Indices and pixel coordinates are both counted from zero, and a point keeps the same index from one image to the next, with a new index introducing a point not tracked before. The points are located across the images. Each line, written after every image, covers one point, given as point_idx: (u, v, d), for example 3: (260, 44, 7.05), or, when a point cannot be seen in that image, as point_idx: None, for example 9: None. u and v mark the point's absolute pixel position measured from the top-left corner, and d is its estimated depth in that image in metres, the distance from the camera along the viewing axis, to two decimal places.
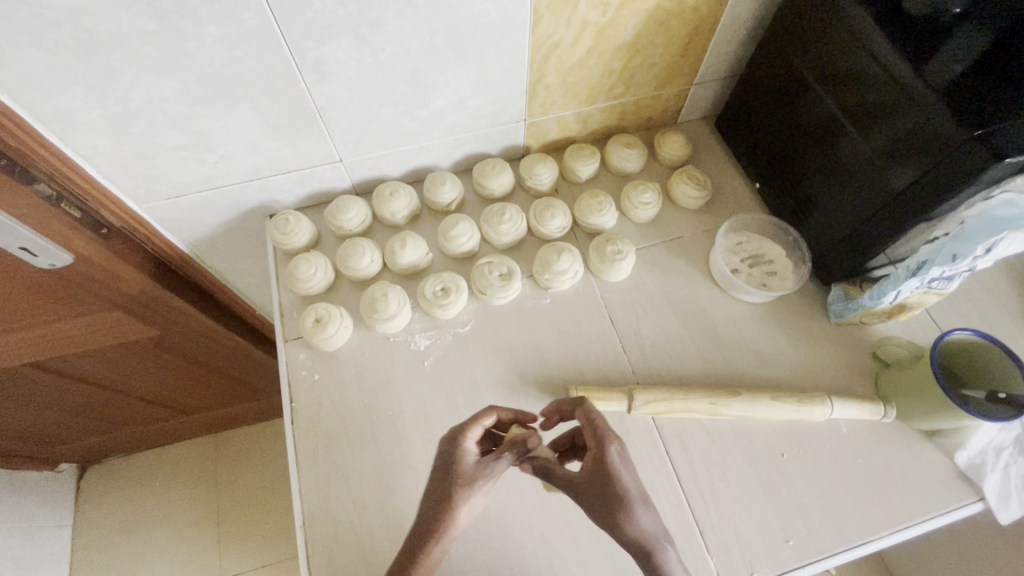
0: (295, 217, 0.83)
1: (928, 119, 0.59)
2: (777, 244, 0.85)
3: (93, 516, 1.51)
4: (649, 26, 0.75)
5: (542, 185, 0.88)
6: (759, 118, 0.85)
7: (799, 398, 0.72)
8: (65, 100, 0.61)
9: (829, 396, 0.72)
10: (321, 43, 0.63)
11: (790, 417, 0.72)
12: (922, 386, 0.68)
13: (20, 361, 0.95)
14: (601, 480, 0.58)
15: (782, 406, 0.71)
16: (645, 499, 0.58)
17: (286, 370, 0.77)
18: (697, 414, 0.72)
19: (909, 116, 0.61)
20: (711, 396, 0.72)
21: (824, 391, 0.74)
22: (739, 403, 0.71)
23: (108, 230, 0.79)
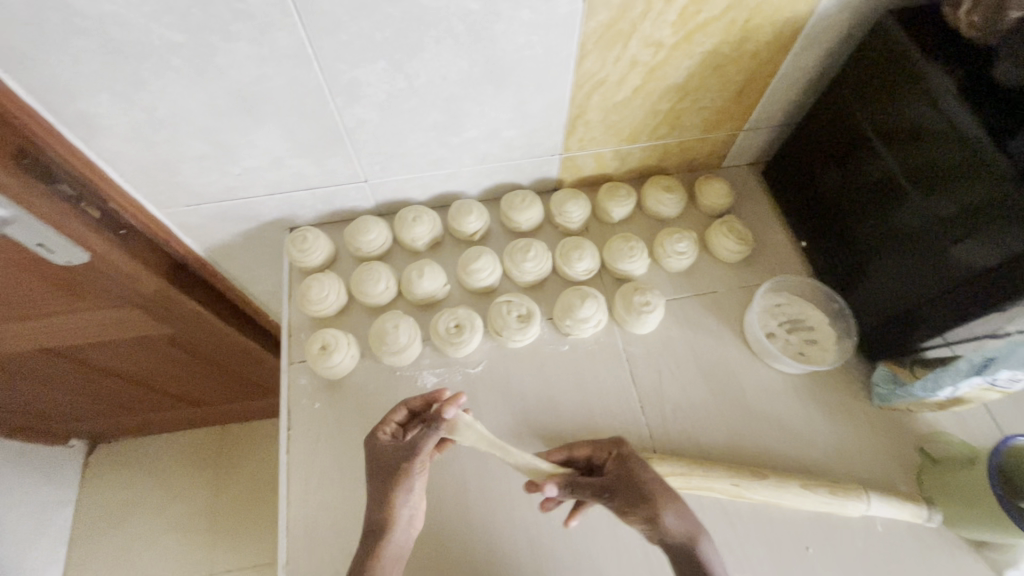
0: (314, 234, 0.80)
1: (1008, 201, 0.52)
2: (820, 311, 0.78)
3: (92, 497, 1.51)
4: (703, 70, 0.70)
5: (571, 223, 0.83)
6: (813, 172, 0.79)
7: (832, 488, 0.66)
8: (90, 106, 0.60)
9: (866, 490, 0.66)
10: (354, 66, 0.60)
11: (820, 509, 0.65)
12: (975, 493, 0.61)
13: (31, 346, 0.95)
14: (625, 478, 0.61)
15: (812, 496, 0.65)
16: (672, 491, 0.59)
17: (287, 394, 0.74)
18: (718, 494, 0.66)
19: (986, 194, 0.54)
20: (733, 475, 0.66)
21: (860, 484, 0.68)
22: (765, 488, 0.65)
23: (127, 230, 0.77)
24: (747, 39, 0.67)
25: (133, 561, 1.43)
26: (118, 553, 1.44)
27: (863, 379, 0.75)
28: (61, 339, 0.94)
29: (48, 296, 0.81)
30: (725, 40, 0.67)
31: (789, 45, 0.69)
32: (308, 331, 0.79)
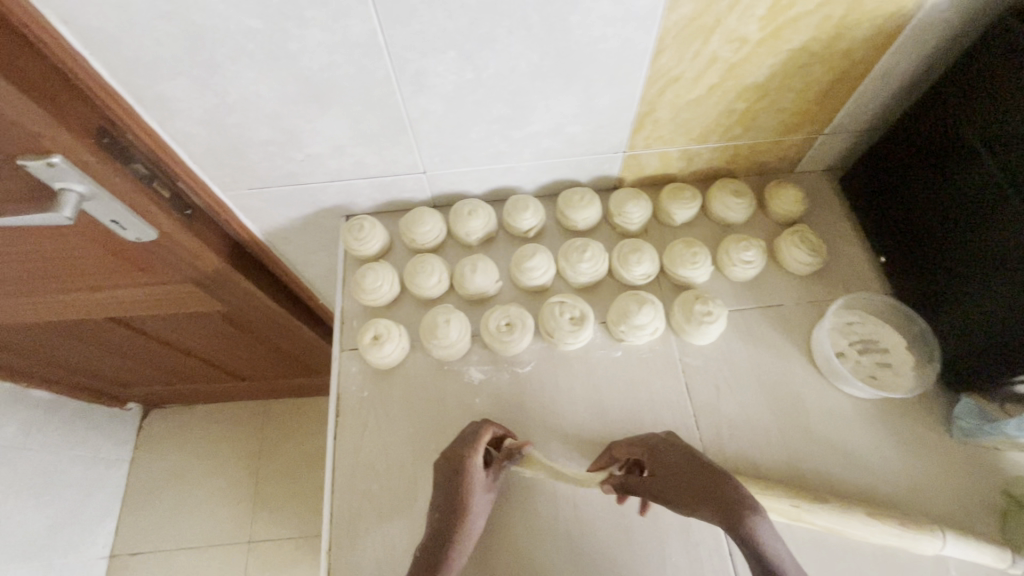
0: (370, 223, 0.81)
1: None
2: (898, 333, 0.72)
3: (146, 459, 1.59)
4: (787, 68, 0.66)
5: (631, 224, 0.80)
6: (898, 181, 0.73)
7: (904, 521, 0.61)
8: (167, 89, 0.61)
9: (943, 526, 0.60)
10: (424, 56, 0.59)
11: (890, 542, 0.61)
12: None
13: (100, 314, 1.00)
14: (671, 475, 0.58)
15: (882, 527, 0.61)
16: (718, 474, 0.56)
17: (338, 381, 0.75)
18: (778, 515, 0.62)
19: None
20: (793, 495, 0.62)
21: (936, 521, 0.63)
22: (830, 513, 0.61)
23: (193, 211, 0.79)
24: (841, 36, 0.62)
25: (180, 522, 1.50)
26: (168, 513, 1.52)
27: (943, 410, 0.69)
28: (126, 310, 0.99)
29: (117, 269, 0.85)
30: (816, 37, 0.62)
31: (886, 44, 0.64)
32: (359, 319, 0.80)
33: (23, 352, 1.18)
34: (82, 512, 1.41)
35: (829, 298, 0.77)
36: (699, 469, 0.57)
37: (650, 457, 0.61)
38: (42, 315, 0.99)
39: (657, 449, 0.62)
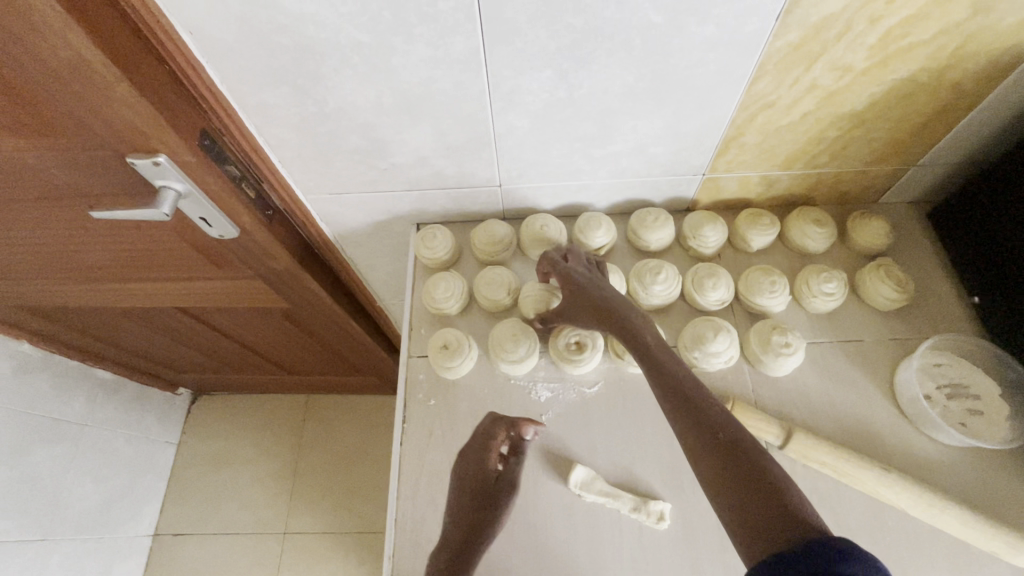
0: (443, 232, 0.82)
1: None
2: (992, 379, 0.68)
3: (192, 443, 1.64)
4: (889, 98, 0.64)
5: (705, 248, 0.79)
6: (994, 218, 0.69)
7: (1003, 528, 0.59)
8: (272, 96, 0.63)
9: None
10: (520, 73, 0.60)
11: (985, 541, 0.59)
12: None
13: (172, 304, 1.04)
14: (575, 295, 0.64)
15: (975, 526, 0.60)
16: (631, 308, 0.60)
17: (404, 387, 0.76)
18: (862, 483, 0.63)
19: None
20: (877, 482, 0.63)
21: None
22: (919, 503, 0.61)
23: (273, 212, 0.81)
24: (952, 68, 0.60)
25: (223, 508, 1.54)
26: (211, 497, 1.56)
27: None
28: (197, 301, 1.03)
29: (195, 263, 0.88)
30: (926, 67, 0.60)
31: (999, 77, 0.61)
32: (427, 327, 0.81)
33: (95, 334, 1.24)
34: (131, 491, 1.47)
35: (914, 337, 0.73)
36: (609, 291, 0.62)
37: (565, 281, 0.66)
38: (120, 301, 1.04)
39: (647, 337, 0.56)
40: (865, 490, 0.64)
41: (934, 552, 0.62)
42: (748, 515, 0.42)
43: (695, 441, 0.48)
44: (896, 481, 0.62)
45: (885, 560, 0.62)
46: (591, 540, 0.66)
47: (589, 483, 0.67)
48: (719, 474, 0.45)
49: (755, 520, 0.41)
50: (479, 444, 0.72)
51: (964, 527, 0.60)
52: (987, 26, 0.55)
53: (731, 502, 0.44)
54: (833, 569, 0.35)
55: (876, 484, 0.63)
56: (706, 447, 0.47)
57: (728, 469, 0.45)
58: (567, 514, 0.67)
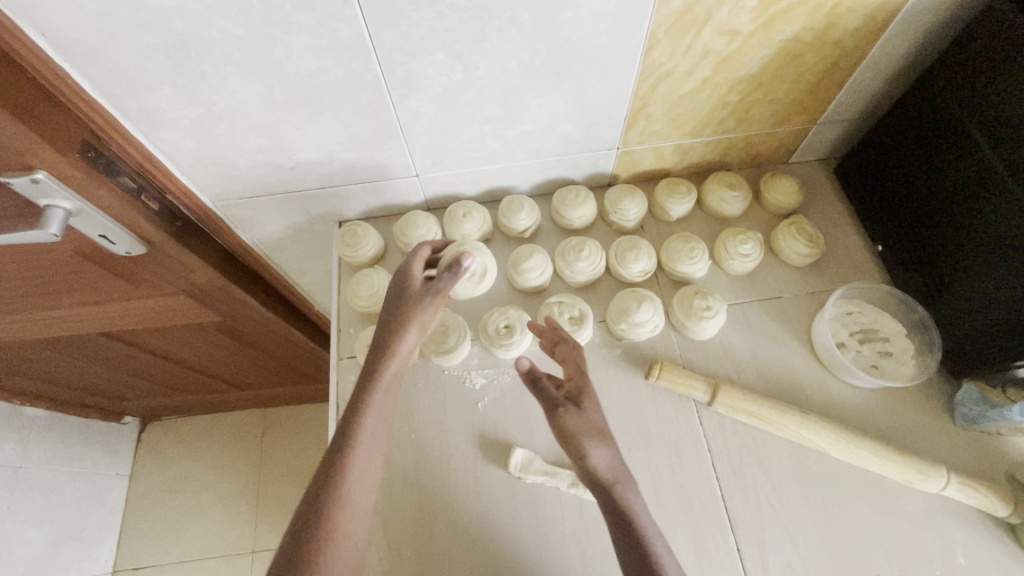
0: (363, 229, 0.80)
1: None
2: (897, 320, 0.72)
3: (148, 470, 1.55)
4: (780, 59, 0.65)
5: (627, 221, 0.80)
6: (892, 167, 0.73)
7: (912, 462, 0.63)
8: (152, 100, 0.60)
9: (946, 468, 0.62)
10: (413, 57, 0.58)
11: (896, 474, 0.63)
12: None
13: (96, 328, 0.96)
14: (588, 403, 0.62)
15: (886, 461, 0.63)
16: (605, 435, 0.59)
17: (337, 390, 0.74)
18: (784, 433, 0.66)
19: None
20: (796, 430, 0.66)
21: (941, 463, 0.64)
22: (835, 444, 0.64)
23: (183, 223, 0.77)
24: (833, 25, 0.62)
25: (185, 533, 1.47)
26: (170, 523, 1.48)
27: (946, 398, 0.69)
28: (121, 322, 0.96)
29: (107, 283, 0.82)
30: (808, 26, 0.62)
31: (878, 32, 0.64)
32: (356, 326, 0.79)
33: (27, 373, 1.16)
34: (82, 529, 1.37)
35: (827, 288, 0.77)
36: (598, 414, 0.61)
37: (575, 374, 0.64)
38: (36, 331, 0.96)
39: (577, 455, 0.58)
40: (788, 439, 0.67)
41: (854, 490, 0.65)
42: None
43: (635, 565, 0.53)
44: (814, 425, 0.65)
45: (809, 503, 0.65)
46: (533, 521, 0.66)
47: (528, 465, 0.68)
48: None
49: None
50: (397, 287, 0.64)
51: (877, 463, 0.63)
52: None
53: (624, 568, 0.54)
54: None
55: (795, 431, 0.66)
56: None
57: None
58: (509, 497, 0.67)
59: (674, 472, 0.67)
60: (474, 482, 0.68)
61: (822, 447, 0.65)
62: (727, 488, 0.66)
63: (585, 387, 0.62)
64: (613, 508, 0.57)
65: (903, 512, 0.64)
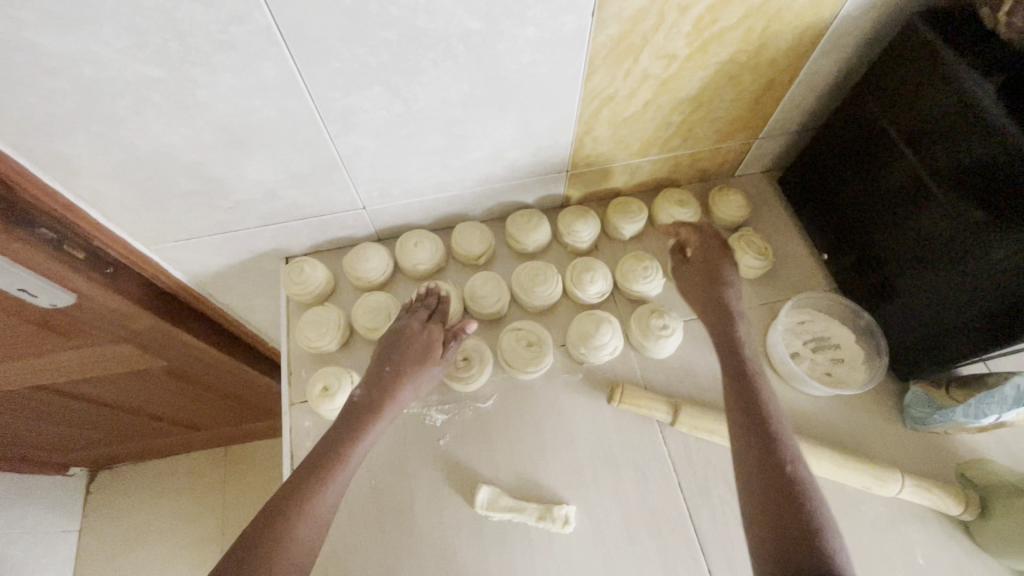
0: (311, 265, 0.77)
1: None
2: (847, 328, 0.74)
3: (97, 525, 1.42)
4: (718, 79, 0.67)
5: (581, 243, 0.79)
6: (832, 180, 0.75)
7: (871, 468, 0.64)
8: (65, 146, 0.56)
9: (901, 473, 0.64)
10: (348, 93, 0.56)
11: (858, 483, 0.64)
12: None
13: (22, 386, 0.87)
14: (715, 254, 0.73)
15: (847, 470, 0.64)
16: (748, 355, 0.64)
17: (290, 438, 0.71)
18: None
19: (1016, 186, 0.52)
20: None
21: (896, 467, 0.66)
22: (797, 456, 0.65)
23: (113, 267, 0.72)
24: (764, 47, 0.64)
25: None
26: None
27: (895, 401, 0.71)
28: (52, 377, 0.87)
29: (31, 338, 0.74)
30: (740, 49, 0.63)
31: (807, 52, 0.66)
32: (309, 368, 0.75)
33: None
34: None
35: (780, 298, 0.78)
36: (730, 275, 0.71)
37: (709, 248, 0.73)
38: None
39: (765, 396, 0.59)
40: None
41: None
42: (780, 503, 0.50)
43: (769, 482, 0.52)
44: None
45: None
46: (504, 561, 0.64)
47: (493, 502, 0.65)
48: (782, 566, 0.46)
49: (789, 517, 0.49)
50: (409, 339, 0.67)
51: (838, 472, 0.64)
52: (784, 7, 0.59)
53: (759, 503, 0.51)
54: None
55: None
56: (790, 537, 0.47)
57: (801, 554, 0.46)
58: (476, 538, 0.65)
59: (642, 497, 0.66)
60: (440, 524, 0.66)
61: None
62: (695, 509, 0.66)
63: (698, 231, 0.74)
64: (765, 434, 0.55)
65: (865, 518, 0.65)
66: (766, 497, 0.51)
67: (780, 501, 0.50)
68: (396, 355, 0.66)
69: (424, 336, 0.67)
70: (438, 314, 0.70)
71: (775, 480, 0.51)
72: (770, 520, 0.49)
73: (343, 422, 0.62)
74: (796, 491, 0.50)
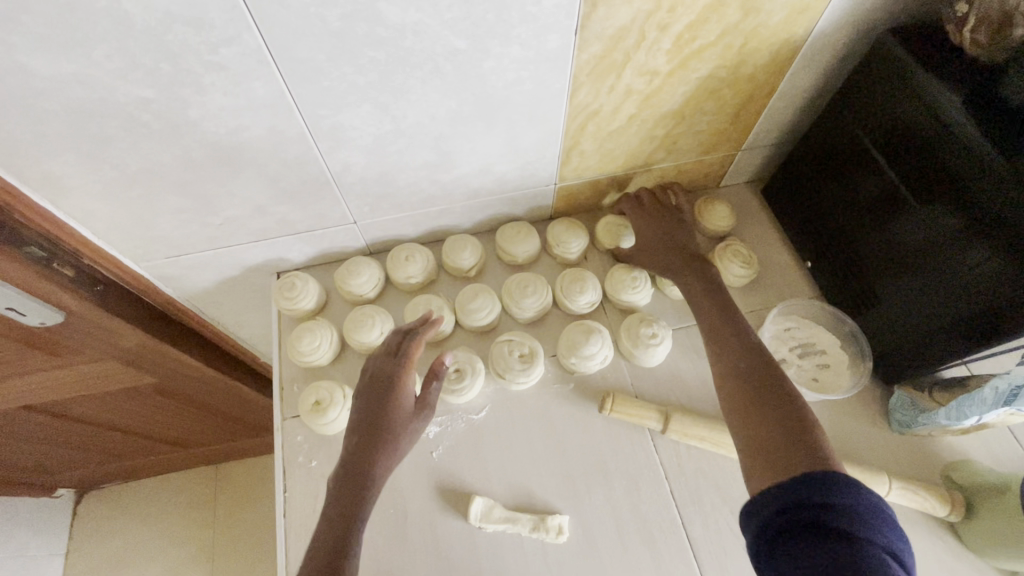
0: (302, 279, 0.77)
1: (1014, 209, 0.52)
2: (830, 333, 0.76)
3: (85, 548, 1.39)
4: (699, 94, 0.69)
5: (570, 254, 0.81)
6: (814, 190, 0.78)
7: (858, 472, 0.65)
8: (55, 166, 0.56)
9: (888, 476, 0.65)
10: (337, 111, 0.57)
11: None
12: (1009, 538, 0.59)
13: (9, 407, 0.86)
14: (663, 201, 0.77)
15: None
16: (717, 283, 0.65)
17: (282, 453, 0.71)
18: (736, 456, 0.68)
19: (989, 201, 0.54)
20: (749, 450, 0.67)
21: (883, 470, 0.67)
22: None
23: (104, 285, 0.73)
24: (743, 63, 0.66)
25: None
26: None
27: (881, 404, 0.72)
28: (39, 396, 0.86)
29: (19, 357, 0.74)
30: (720, 65, 0.65)
31: (784, 67, 0.68)
32: (301, 383, 0.75)
33: None
34: None
35: (766, 306, 0.80)
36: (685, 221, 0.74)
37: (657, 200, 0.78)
38: None
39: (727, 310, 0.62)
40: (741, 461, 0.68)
41: None
42: (772, 407, 0.51)
43: (752, 389, 0.53)
44: None
45: None
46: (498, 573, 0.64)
47: (487, 513, 0.66)
48: (797, 471, 0.46)
49: (785, 421, 0.50)
50: (378, 387, 0.57)
51: None
52: (761, 24, 0.61)
53: (759, 420, 0.51)
54: (826, 499, 0.42)
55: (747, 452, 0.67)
56: (801, 445, 0.47)
57: (801, 455, 0.47)
58: (470, 550, 0.65)
59: (633, 505, 0.67)
60: (433, 537, 0.66)
61: None
62: (687, 515, 0.66)
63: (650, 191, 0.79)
64: (735, 338, 0.58)
65: None
66: (763, 408, 0.51)
67: (768, 400, 0.52)
68: (373, 410, 0.56)
69: (393, 381, 0.58)
70: (411, 340, 0.60)
71: (758, 382, 0.53)
72: (766, 434, 0.49)
73: (334, 499, 0.52)
74: (774, 389, 0.53)
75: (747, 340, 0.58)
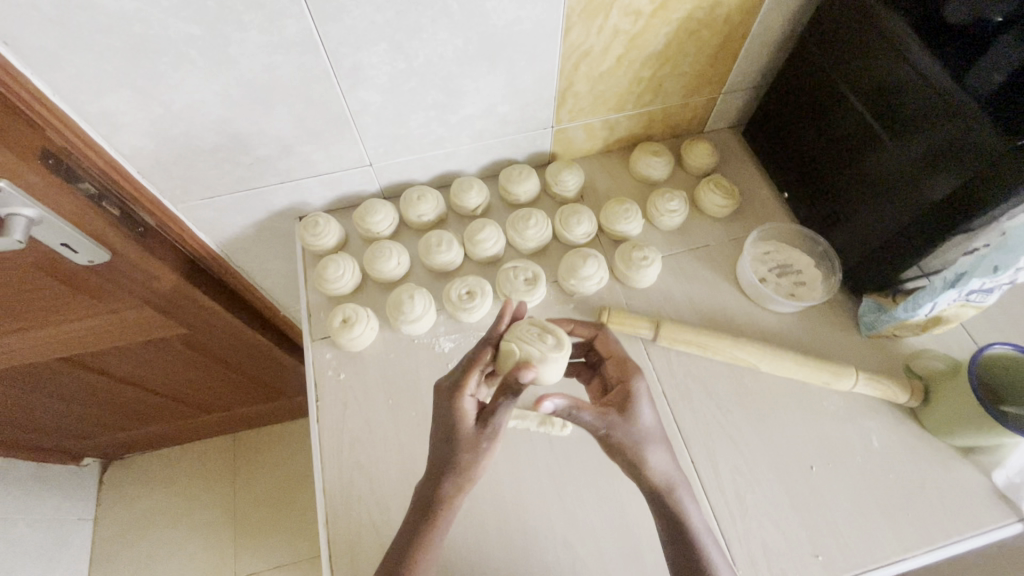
0: (325, 219, 0.84)
1: (969, 133, 0.59)
2: (806, 254, 0.84)
3: (115, 509, 1.47)
4: (680, 35, 0.76)
5: (567, 192, 0.88)
6: (791, 131, 0.85)
7: (830, 367, 0.73)
8: (111, 103, 0.63)
9: (858, 370, 0.73)
10: (358, 49, 0.65)
11: (819, 380, 0.73)
12: (960, 414, 0.67)
13: (51, 356, 0.92)
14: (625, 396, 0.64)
15: (810, 370, 0.73)
16: (663, 440, 0.61)
17: (312, 368, 0.78)
18: (721, 359, 0.76)
19: (945, 128, 0.61)
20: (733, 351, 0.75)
21: (854, 366, 0.75)
22: (768, 361, 0.74)
23: (144, 229, 0.79)
24: (718, 3, 0.73)
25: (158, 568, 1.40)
26: (144, 559, 1.41)
27: (851, 312, 0.80)
28: (80, 347, 0.92)
29: (67, 302, 0.80)
30: (698, 5, 0.72)
31: (756, 8, 0.75)
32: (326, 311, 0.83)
33: None
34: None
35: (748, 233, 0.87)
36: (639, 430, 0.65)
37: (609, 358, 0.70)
38: None
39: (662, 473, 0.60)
40: (725, 365, 0.76)
41: (781, 398, 0.75)
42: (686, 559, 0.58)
43: (675, 543, 0.59)
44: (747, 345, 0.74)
45: (750, 415, 0.73)
46: (510, 465, 0.71)
47: None
48: None
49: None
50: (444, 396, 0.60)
51: (800, 371, 0.73)
52: None
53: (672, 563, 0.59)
54: None
55: (731, 354, 0.75)
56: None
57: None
58: None
59: None
60: None
61: (755, 363, 0.74)
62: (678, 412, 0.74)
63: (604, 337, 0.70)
64: (665, 508, 0.60)
65: (825, 412, 0.74)
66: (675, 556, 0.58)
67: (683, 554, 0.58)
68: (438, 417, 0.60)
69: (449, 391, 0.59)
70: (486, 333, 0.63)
71: (676, 541, 0.59)
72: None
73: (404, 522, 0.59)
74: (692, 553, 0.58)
75: (678, 501, 0.60)
